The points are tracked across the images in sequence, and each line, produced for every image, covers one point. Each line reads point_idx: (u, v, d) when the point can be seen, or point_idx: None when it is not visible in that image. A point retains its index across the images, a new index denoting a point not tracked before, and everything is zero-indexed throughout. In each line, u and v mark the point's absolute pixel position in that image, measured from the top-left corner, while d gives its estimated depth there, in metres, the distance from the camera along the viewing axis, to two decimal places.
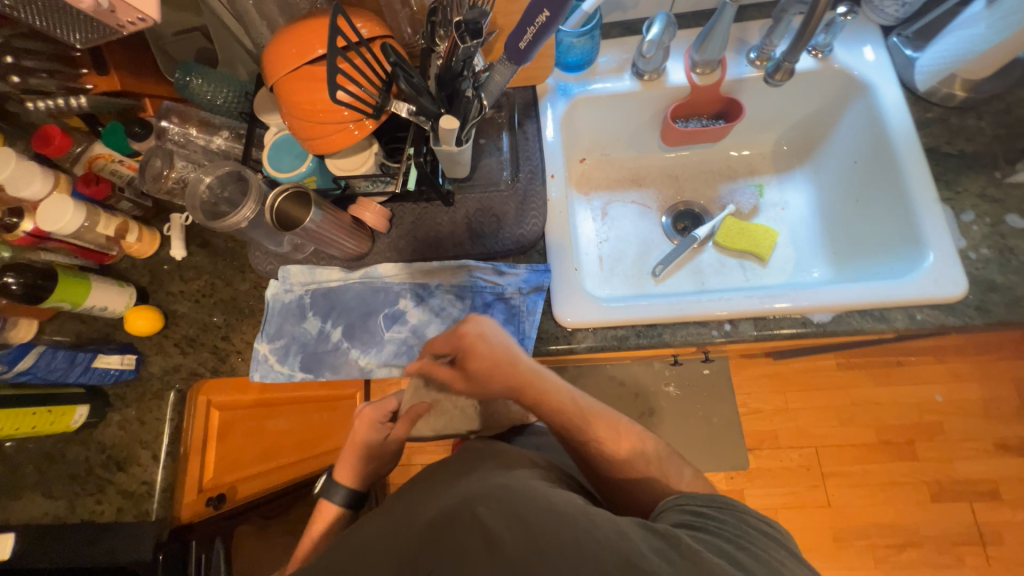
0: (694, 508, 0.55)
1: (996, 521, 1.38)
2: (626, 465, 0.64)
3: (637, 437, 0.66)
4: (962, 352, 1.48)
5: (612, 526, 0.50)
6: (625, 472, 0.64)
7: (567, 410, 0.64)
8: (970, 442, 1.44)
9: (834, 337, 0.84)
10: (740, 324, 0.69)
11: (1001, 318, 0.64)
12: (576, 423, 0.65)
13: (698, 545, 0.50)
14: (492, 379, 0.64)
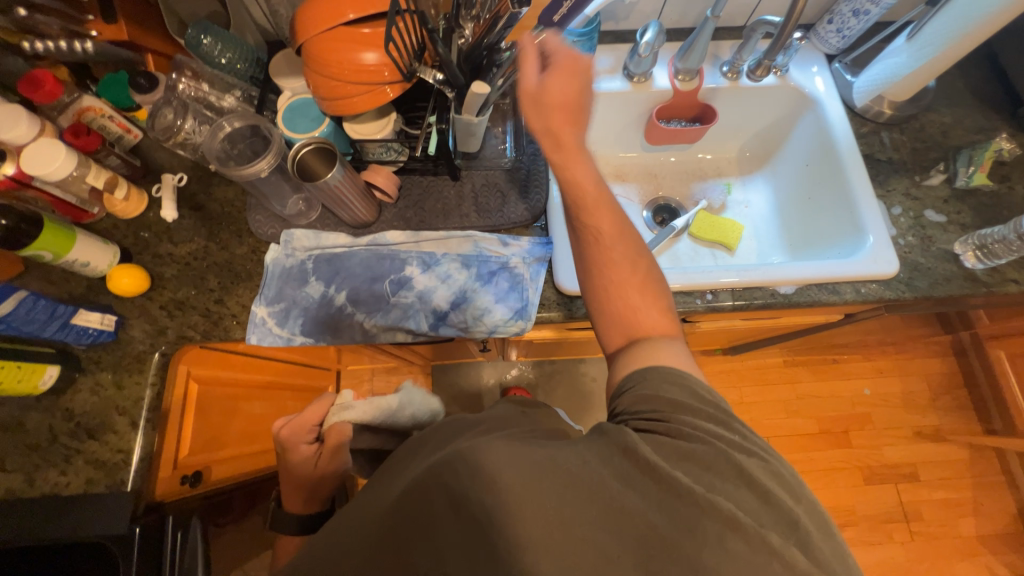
0: (649, 403, 0.51)
1: (917, 500, 1.56)
2: (623, 291, 0.58)
3: (641, 262, 0.60)
4: (884, 351, 1.69)
5: (576, 459, 0.45)
6: (620, 289, 0.58)
7: (594, 194, 0.59)
8: (894, 430, 1.63)
9: (793, 318, 0.96)
10: (719, 294, 0.77)
11: (926, 293, 0.77)
12: (595, 210, 0.59)
13: (660, 451, 0.46)
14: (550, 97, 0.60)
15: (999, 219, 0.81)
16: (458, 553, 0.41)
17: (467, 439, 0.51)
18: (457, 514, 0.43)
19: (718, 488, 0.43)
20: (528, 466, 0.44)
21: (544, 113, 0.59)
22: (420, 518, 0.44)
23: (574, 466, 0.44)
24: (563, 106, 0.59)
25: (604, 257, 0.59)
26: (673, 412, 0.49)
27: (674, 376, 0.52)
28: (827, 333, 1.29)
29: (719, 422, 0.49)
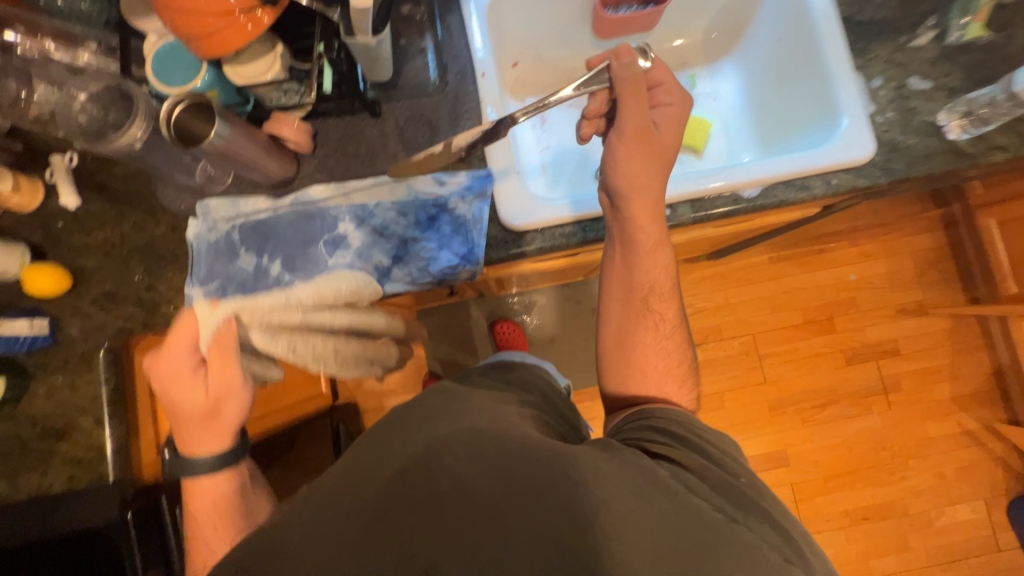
0: (670, 427, 0.56)
1: (896, 373, 1.63)
2: (650, 356, 0.65)
3: (677, 345, 0.67)
4: (872, 234, 1.65)
5: (588, 462, 0.48)
6: (645, 351, 0.65)
7: (658, 279, 0.65)
8: (878, 310, 1.65)
9: (765, 218, 0.91)
10: (678, 208, 0.72)
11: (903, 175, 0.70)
12: (662, 294, 0.65)
13: (677, 477, 0.49)
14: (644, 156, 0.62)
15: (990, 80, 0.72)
16: (453, 535, 0.43)
17: (474, 418, 0.54)
18: (462, 502, 0.45)
19: (714, 507, 0.47)
20: (539, 461, 0.47)
21: (642, 152, 0.62)
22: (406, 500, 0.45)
23: (584, 465, 0.48)
24: (660, 145, 0.62)
25: (646, 321, 0.66)
26: (687, 439, 0.55)
27: (689, 424, 0.57)
28: (810, 226, 1.24)
29: (730, 459, 0.53)
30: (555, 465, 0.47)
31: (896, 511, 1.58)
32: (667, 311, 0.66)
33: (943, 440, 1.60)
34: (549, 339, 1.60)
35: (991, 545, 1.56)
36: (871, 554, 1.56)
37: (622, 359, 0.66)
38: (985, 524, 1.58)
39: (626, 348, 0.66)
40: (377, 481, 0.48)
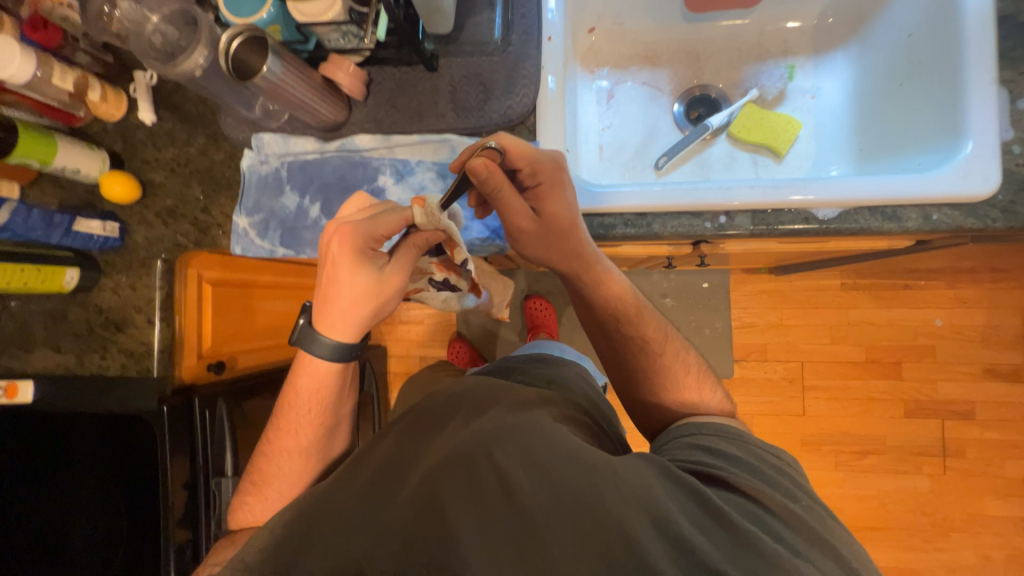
0: (719, 450, 0.59)
1: (963, 438, 1.44)
2: (652, 373, 0.72)
3: (686, 351, 0.74)
4: (976, 279, 1.43)
5: (635, 483, 0.50)
6: (650, 371, 0.72)
7: (626, 308, 0.72)
8: (959, 365, 1.45)
9: (840, 242, 0.80)
10: (736, 217, 0.64)
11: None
12: (631, 316, 0.72)
13: (731, 508, 0.51)
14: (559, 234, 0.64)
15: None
16: (504, 533, 0.47)
17: (516, 416, 0.58)
18: (511, 503, 0.48)
19: (761, 525, 0.49)
20: (586, 475, 0.50)
21: (552, 236, 0.64)
22: (455, 491, 0.50)
23: (628, 483, 0.50)
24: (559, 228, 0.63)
25: (620, 342, 0.73)
26: (736, 460, 0.57)
27: (732, 437, 0.62)
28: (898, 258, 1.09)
29: (780, 476, 0.56)
30: (594, 479, 0.50)
31: None
32: (646, 330, 0.72)
33: (1000, 521, 1.43)
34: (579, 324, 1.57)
35: None
36: None
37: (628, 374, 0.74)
38: None
39: (626, 369, 0.74)
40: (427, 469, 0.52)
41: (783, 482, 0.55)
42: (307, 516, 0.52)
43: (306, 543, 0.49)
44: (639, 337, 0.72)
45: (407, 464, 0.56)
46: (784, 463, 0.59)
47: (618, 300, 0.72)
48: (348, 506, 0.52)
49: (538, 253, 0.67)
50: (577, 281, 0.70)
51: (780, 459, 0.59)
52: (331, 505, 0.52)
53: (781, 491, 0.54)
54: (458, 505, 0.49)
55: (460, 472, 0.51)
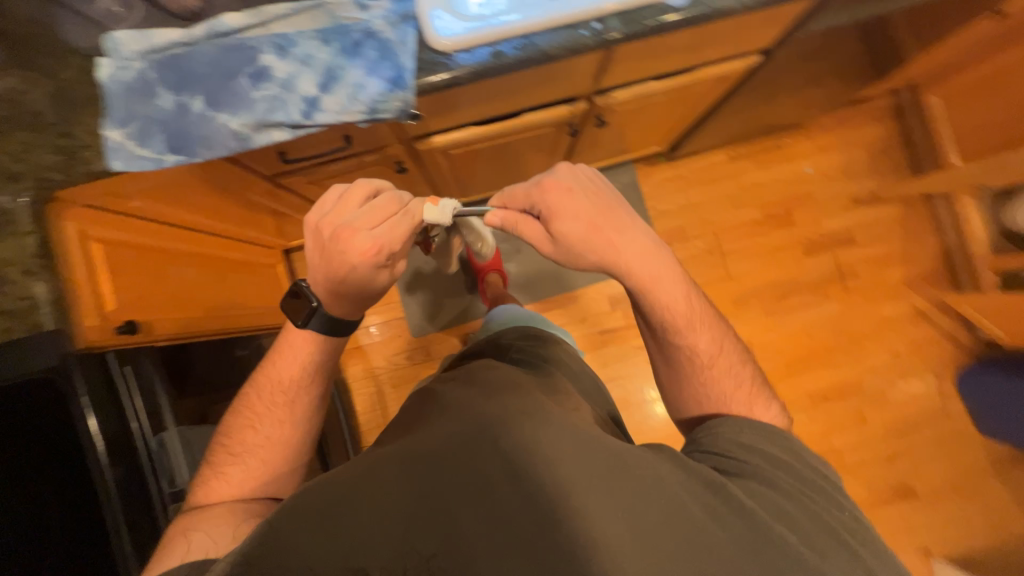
0: (742, 441, 0.61)
1: (853, 260, 1.69)
2: (717, 380, 0.69)
3: (745, 356, 0.72)
4: (825, 126, 1.68)
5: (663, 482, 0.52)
6: (706, 382, 0.69)
7: (680, 310, 0.68)
8: (833, 201, 1.69)
9: (707, 55, 0.91)
10: (609, 21, 0.70)
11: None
12: (683, 325, 0.68)
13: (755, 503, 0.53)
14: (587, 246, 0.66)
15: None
16: (520, 530, 0.47)
17: (537, 411, 0.56)
18: (530, 504, 0.48)
19: (779, 509, 0.53)
20: (610, 472, 0.51)
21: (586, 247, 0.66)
22: (479, 465, 0.51)
23: (642, 468, 0.53)
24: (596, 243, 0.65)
25: (686, 344, 0.69)
26: (762, 459, 0.59)
27: (767, 431, 0.62)
28: (760, 99, 1.25)
29: (798, 456, 0.60)
30: (614, 474, 0.51)
31: (855, 390, 1.67)
32: (710, 338, 0.70)
33: (897, 320, 1.69)
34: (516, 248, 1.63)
35: (942, 414, 1.68)
36: (833, 431, 1.66)
37: (683, 380, 0.71)
38: (936, 395, 1.68)
39: (692, 372, 0.70)
40: (435, 472, 0.50)
41: (806, 464, 0.59)
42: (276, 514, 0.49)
43: (286, 536, 0.47)
44: (700, 345, 0.69)
45: (422, 440, 0.54)
46: (827, 474, 0.59)
47: (668, 311, 0.68)
48: (338, 516, 0.48)
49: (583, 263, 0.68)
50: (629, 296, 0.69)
51: (815, 462, 0.60)
52: (310, 503, 0.49)
53: (798, 476, 0.58)
54: (471, 516, 0.48)
55: (483, 443, 0.52)
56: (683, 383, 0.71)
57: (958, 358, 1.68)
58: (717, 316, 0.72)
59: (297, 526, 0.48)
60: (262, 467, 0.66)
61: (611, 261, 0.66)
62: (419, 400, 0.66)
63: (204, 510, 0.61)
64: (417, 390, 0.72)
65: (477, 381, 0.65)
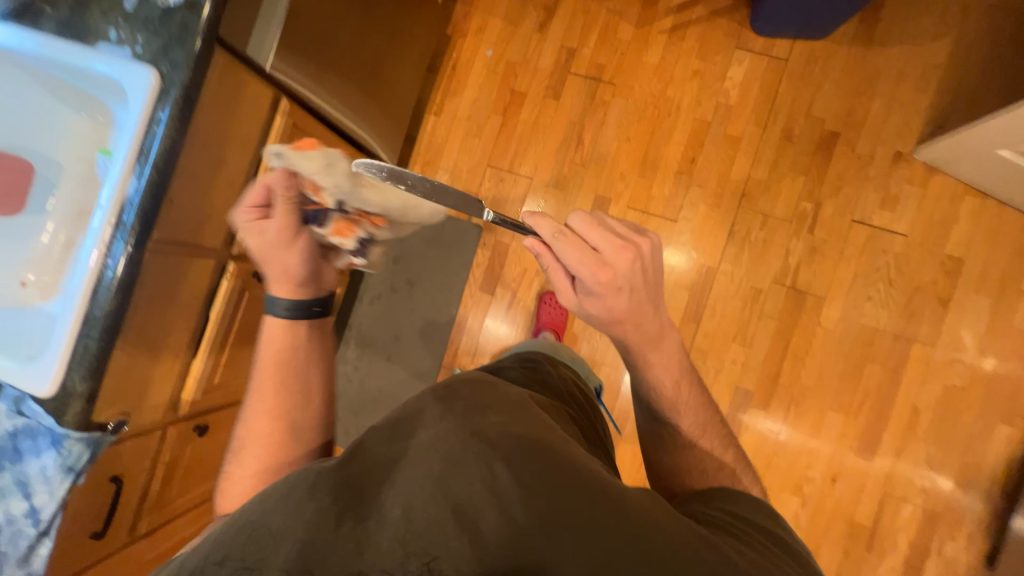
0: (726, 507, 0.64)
1: (587, 60, 1.68)
2: (698, 441, 0.82)
3: (709, 412, 0.86)
4: (463, 17, 1.73)
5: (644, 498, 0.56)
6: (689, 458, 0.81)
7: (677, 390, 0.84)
8: (527, 46, 1.71)
9: (248, 135, 0.98)
10: (114, 251, 0.81)
11: (197, 30, 0.80)
12: (672, 402, 0.83)
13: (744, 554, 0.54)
14: (599, 313, 0.74)
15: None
16: (509, 531, 0.49)
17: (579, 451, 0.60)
18: (530, 504, 0.51)
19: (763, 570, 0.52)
20: (613, 499, 0.52)
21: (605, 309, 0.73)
22: (504, 494, 0.52)
23: (647, 507, 0.53)
24: (617, 315, 0.74)
25: (652, 374, 0.83)
26: (742, 520, 0.61)
27: (755, 506, 0.65)
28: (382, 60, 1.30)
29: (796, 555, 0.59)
30: (618, 497, 0.53)
31: (704, 128, 1.61)
32: (682, 395, 0.84)
33: (665, 52, 1.64)
34: (384, 356, 1.72)
35: (780, 64, 1.59)
36: (727, 171, 1.60)
37: (672, 439, 0.83)
38: (759, 58, 1.60)
39: (661, 404, 0.84)
40: (464, 483, 0.53)
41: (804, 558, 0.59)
42: (261, 533, 0.52)
43: (269, 551, 0.51)
44: (682, 421, 0.83)
45: (449, 477, 0.54)
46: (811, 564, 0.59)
47: (658, 369, 0.82)
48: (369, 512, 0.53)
49: (588, 312, 0.75)
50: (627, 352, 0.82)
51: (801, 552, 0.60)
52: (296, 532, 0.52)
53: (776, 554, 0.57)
54: (473, 526, 0.50)
55: (534, 483, 0.52)
56: (649, 404, 0.85)
57: (740, 19, 1.61)
58: (683, 369, 0.85)
59: (287, 542, 0.51)
60: (277, 439, 0.80)
61: (624, 330, 0.77)
62: (452, 417, 0.61)
63: (225, 513, 0.74)
64: (466, 386, 0.69)
65: (520, 407, 0.64)
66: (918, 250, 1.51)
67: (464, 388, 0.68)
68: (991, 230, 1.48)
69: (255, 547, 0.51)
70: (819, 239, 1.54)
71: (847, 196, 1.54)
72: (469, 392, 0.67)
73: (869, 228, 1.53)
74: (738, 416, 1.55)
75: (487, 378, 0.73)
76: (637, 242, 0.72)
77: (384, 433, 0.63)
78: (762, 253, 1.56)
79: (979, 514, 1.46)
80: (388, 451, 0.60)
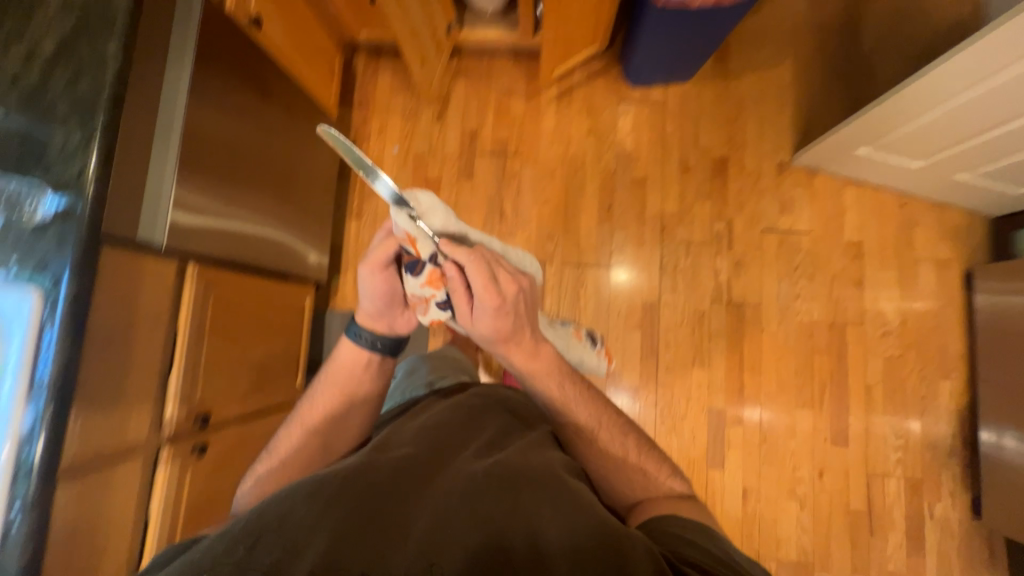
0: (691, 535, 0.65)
1: (491, 138, 1.76)
2: (624, 461, 0.81)
3: (640, 443, 0.85)
4: (363, 121, 1.78)
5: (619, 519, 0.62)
6: (617, 468, 0.81)
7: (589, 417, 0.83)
8: (432, 136, 1.77)
9: (154, 313, 0.92)
10: (18, 496, 0.71)
11: (77, 239, 0.74)
12: (581, 419, 0.82)
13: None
14: (480, 326, 0.69)
15: (37, 132, 0.76)
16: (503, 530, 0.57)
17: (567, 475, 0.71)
18: (519, 512, 0.60)
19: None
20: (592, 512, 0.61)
21: (488, 323, 0.69)
22: (518, 513, 0.59)
23: (640, 540, 0.57)
24: (499, 331, 0.70)
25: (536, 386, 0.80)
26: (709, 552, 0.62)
27: (712, 536, 0.67)
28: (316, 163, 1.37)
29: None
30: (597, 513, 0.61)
31: (611, 177, 1.73)
32: (584, 410, 0.82)
33: (559, 117, 1.76)
34: None
35: (661, 107, 1.74)
36: (642, 211, 1.70)
37: (597, 453, 0.82)
38: (642, 105, 1.75)
39: (562, 417, 0.82)
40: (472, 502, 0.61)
41: None
42: (295, 521, 0.57)
43: (294, 544, 0.55)
44: (585, 424, 0.82)
45: (469, 501, 0.61)
46: None
47: (550, 390, 0.81)
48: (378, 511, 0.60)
49: (469, 327, 0.70)
50: (513, 369, 0.78)
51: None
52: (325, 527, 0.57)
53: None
54: (471, 530, 0.57)
55: (545, 509, 0.60)
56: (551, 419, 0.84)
57: (616, 75, 1.77)
58: (587, 389, 0.85)
59: (319, 533, 0.56)
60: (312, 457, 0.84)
61: (505, 345, 0.74)
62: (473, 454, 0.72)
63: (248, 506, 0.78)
64: (474, 427, 0.82)
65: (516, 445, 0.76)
66: (824, 243, 1.66)
67: (486, 435, 0.79)
68: (876, 211, 1.66)
69: (268, 526, 0.57)
70: (740, 252, 1.66)
71: (751, 209, 1.68)
72: (487, 440, 0.77)
73: (778, 233, 1.67)
74: (719, 437, 1.58)
75: (501, 425, 0.84)
76: (523, 278, 0.72)
77: (414, 450, 0.72)
78: (694, 278, 1.66)
79: (952, 469, 1.55)
80: (417, 461, 0.69)
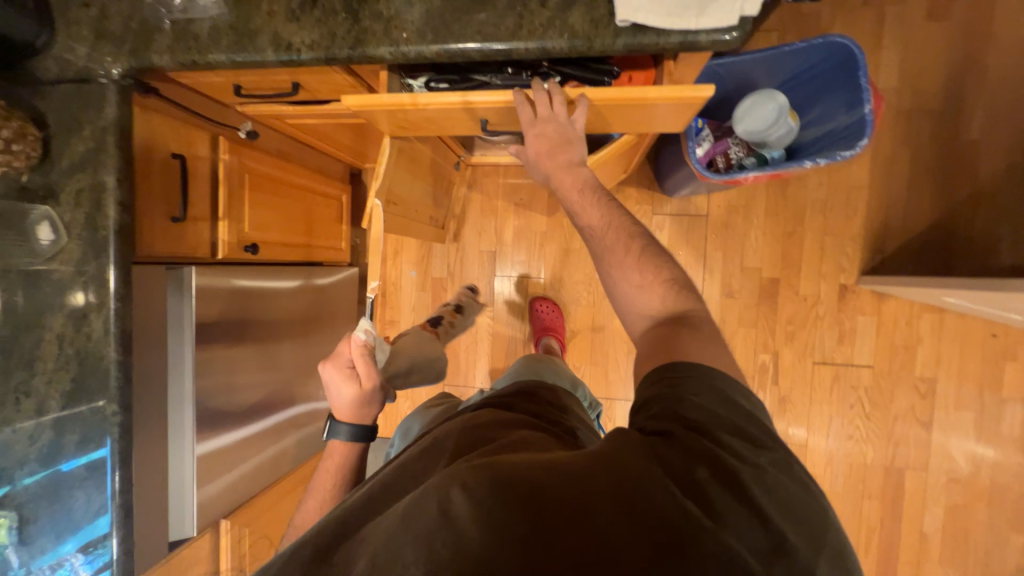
0: (701, 392, 0.54)
1: (510, 258, 1.64)
2: (646, 276, 0.66)
3: (675, 285, 0.66)
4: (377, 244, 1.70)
5: (588, 476, 0.48)
6: (639, 283, 0.66)
7: (614, 229, 0.69)
8: (448, 258, 1.67)
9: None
10: None
11: None
12: (609, 230, 0.69)
13: (692, 467, 0.48)
14: (537, 142, 0.74)
15: (61, 496, 0.79)
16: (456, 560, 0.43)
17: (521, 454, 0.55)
18: (475, 526, 0.45)
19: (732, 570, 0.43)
20: (552, 496, 0.46)
21: (542, 140, 0.74)
22: (466, 523, 0.45)
23: (602, 489, 0.47)
24: (558, 136, 0.73)
25: (580, 215, 0.71)
26: (708, 417, 0.52)
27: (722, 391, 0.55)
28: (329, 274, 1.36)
29: (801, 493, 0.49)
30: (564, 498, 0.46)
31: None
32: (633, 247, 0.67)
33: None
34: None
35: (702, 220, 1.53)
36: None
37: (614, 266, 0.67)
38: (680, 218, 1.54)
39: (603, 233, 0.69)
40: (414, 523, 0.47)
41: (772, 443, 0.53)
42: None
43: None
44: (612, 232, 0.69)
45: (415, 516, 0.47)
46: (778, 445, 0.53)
47: (586, 217, 0.71)
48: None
49: (531, 141, 0.75)
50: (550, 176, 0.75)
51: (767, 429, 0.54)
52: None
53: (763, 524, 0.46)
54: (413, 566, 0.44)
55: (487, 504, 0.46)
56: (594, 251, 0.70)
57: (648, 183, 1.55)
58: (635, 229, 0.69)
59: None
60: None
61: (551, 149, 0.73)
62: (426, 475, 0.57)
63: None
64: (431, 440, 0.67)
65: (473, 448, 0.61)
66: (887, 379, 1.47)
67: (451, 436, 0.65)
68: (958, 342, 1.43)
69: None
70: (786, 388, 1.52)
71: (803, 340, 1.50)
72: (452, 446, 0.63)
73: (833, 367, 1.49)
74: None
75: (467, 424, 0.67)
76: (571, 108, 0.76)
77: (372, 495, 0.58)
78: None
79: None
80: (373, 506, 0.56)
